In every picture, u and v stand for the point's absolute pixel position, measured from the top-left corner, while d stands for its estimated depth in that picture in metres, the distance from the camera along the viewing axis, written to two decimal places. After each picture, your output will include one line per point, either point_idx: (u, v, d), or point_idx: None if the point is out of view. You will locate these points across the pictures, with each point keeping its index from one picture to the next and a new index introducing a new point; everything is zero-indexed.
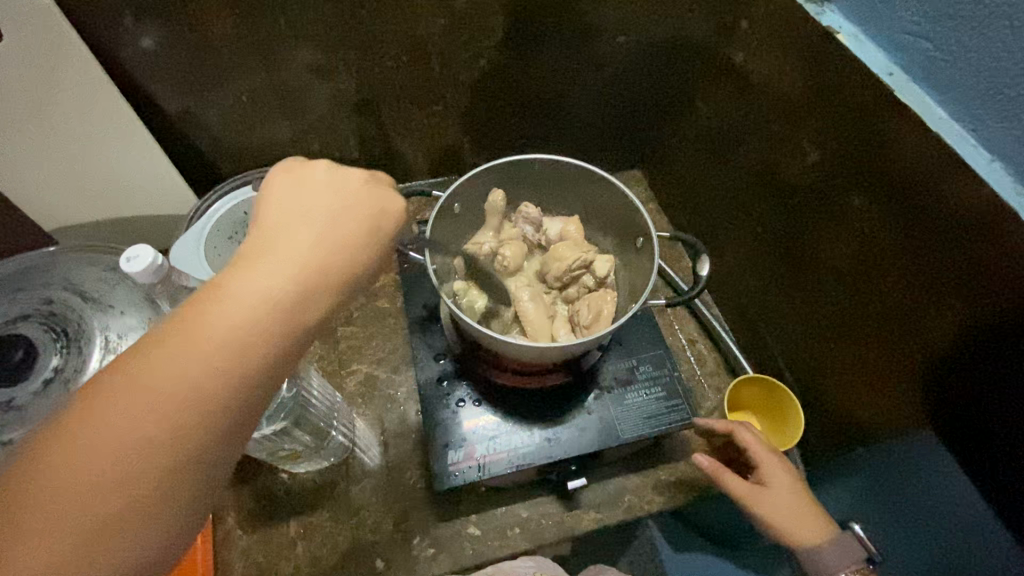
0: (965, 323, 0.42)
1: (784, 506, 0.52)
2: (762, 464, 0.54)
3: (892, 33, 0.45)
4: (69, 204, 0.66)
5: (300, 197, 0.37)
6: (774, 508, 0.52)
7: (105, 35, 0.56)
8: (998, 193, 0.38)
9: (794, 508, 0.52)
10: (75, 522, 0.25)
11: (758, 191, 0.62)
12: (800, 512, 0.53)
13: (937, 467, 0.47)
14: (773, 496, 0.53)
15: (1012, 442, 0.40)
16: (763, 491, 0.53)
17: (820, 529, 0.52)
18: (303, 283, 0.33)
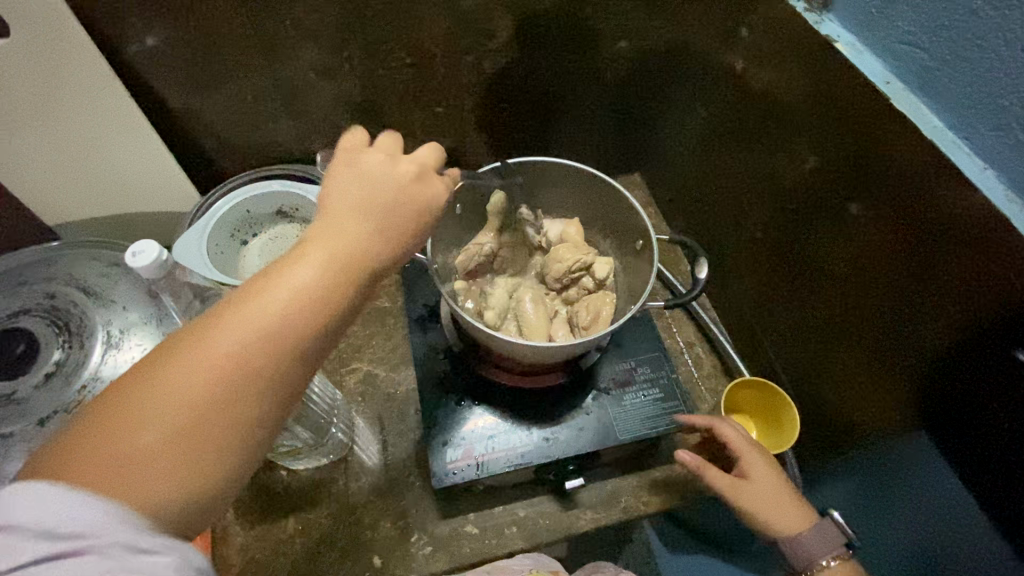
0: (958, 328, 0.43)
1: (765, 499, 0.53)
2: (744, 458, 0.55)
3: (889, 42, 0.45)
4: (72, 200, 0.66)
5: (354, 184, 0.37)
6: (754, 500, 0.53)
7: (113, 32, 0.57)
8: (991, 201, 0.39)
9: (775, 499, 0.53)
10: (117, 489, 0.26)
11: (756, 195, 0.63)
12: (781, 505, 0.53)
13: (930, 471, 0.47)
14: (754, 489, 0.53)
15: (1003, 446, 0.41)
16: (744, 482, 0.53)
17: (802, 521, 0.53)
18: (340, 272, 0.33)
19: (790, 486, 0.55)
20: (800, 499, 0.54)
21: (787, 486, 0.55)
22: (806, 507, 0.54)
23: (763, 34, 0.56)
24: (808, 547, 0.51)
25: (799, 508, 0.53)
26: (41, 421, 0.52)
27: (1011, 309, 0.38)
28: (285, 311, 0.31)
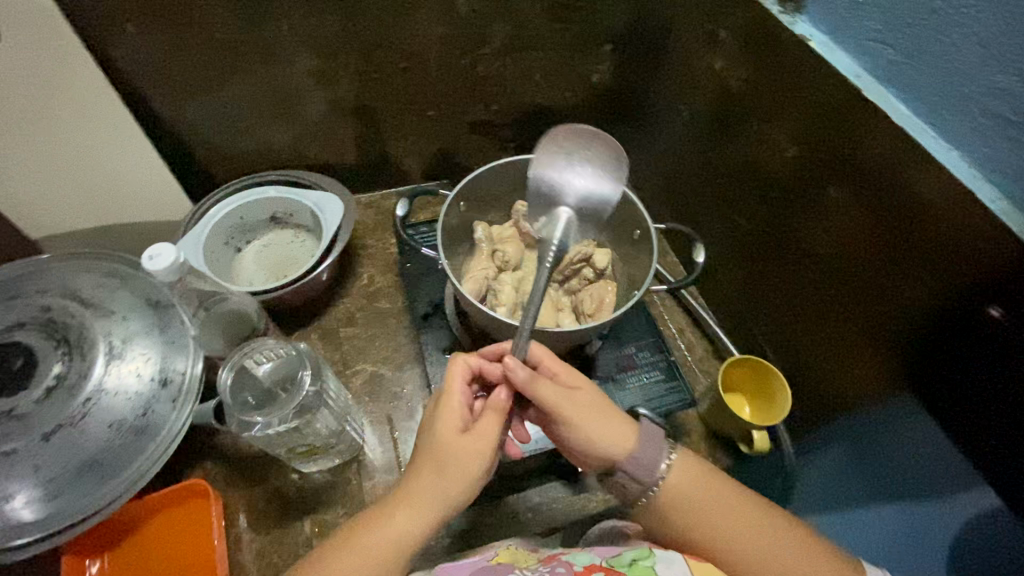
0: (935, 294, 0.47)
1: (602, 428, 0.46)
2: (575, 395, 0.47)
3: (857, 40, 0.50)
4: (60, 212, 0.64)
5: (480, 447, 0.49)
6: (590, 432, 0.46)
7: (107, 39, 0.56)
8: (958, 177, 0.43)
9: (605, 430, 0.46)
10: None
11: (738, 185, 0.67)
12: (644, 445, 0.47)
13: (920, 431, 0.51)
14: (574, 419, 0.46)
15: (981, 396, 0.45)
16: (587, 426, 0.46)
17: (702, 483, 0.48)
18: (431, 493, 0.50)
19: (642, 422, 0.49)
20: (636, 434, 0.48)
21: (647, 429, 0.48)
22: (634, 430, 0.47)
23: (739, 35, 0.60)
24: (711, 503, 0.47)
25: (627, 437, 0.47)
26: (46, 436, 0.51)
27: (980, 273, 0.43)
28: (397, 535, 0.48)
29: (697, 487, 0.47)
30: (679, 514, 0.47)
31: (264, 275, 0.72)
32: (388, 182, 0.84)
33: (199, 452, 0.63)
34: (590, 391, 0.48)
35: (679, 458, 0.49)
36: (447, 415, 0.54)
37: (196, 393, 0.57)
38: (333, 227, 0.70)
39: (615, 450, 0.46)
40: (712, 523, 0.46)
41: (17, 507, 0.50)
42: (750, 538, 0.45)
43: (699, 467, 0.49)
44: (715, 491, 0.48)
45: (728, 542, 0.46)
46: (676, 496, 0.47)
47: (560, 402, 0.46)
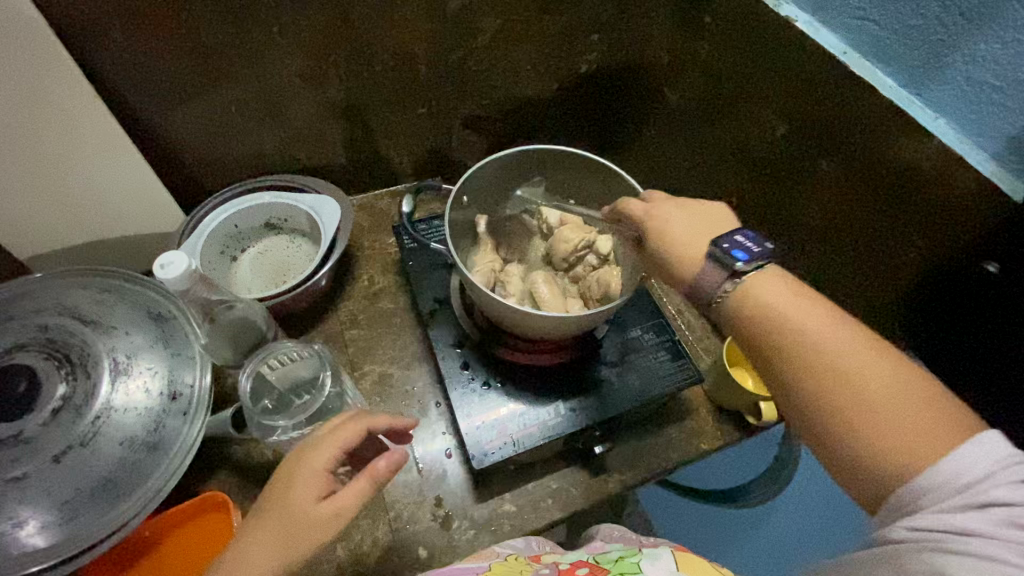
0: (931, 254, 0.50)
1: (682, 223, 0.48)
2: (681, 207, 0.49)
3: (842, 18, 0.52)
4: (48, 229, 0.62)
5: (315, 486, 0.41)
6: (676, 230, 0.48)
7: (91, 48, 0.55)
8: (947, 143, 0.46)
9: (692, 230, 0.47)
10: None
11: (729, 165, 0.69)
12: (707, 242, 0.46)
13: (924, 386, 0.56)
14: (676, 208, 0.49)
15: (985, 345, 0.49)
16: (671, 226, 0.48)
17: (801, 296, 0.41)
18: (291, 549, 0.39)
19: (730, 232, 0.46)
20: (704, 266, 0.45)
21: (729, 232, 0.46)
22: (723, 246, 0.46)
23: (725, 19, 0.62)
24: (781, 307, 0.40)
25: (698, 261, 0.46)
26: (56, 458, 0.49)
27: (972, 233, 0.46)
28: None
29: (784, 288, 0.41)
30: (755, 310, 0.41)
31: (262, 282, 0.71)
32: (379, 182, 0.84)
33: (211, 464, 0.62)
34: (695, 208, 0.49)
35: (769, 268, 0.42)
36: (305, 469, 0.41)
37: (206, 405, 0.56)
38: (332, 230, 0.69)
39: (689, 247, 0.47)
40: (801, 329, 0.39)
41: (29, 534, 0.48)
42: (832, 374, 0.36)
43: (789, 283, 0.42)
44: (802, 302, 0.40)
45: (791, 314, 0.39)
46: (754, 301, 0.41)
47: (667, 219, 0.49)
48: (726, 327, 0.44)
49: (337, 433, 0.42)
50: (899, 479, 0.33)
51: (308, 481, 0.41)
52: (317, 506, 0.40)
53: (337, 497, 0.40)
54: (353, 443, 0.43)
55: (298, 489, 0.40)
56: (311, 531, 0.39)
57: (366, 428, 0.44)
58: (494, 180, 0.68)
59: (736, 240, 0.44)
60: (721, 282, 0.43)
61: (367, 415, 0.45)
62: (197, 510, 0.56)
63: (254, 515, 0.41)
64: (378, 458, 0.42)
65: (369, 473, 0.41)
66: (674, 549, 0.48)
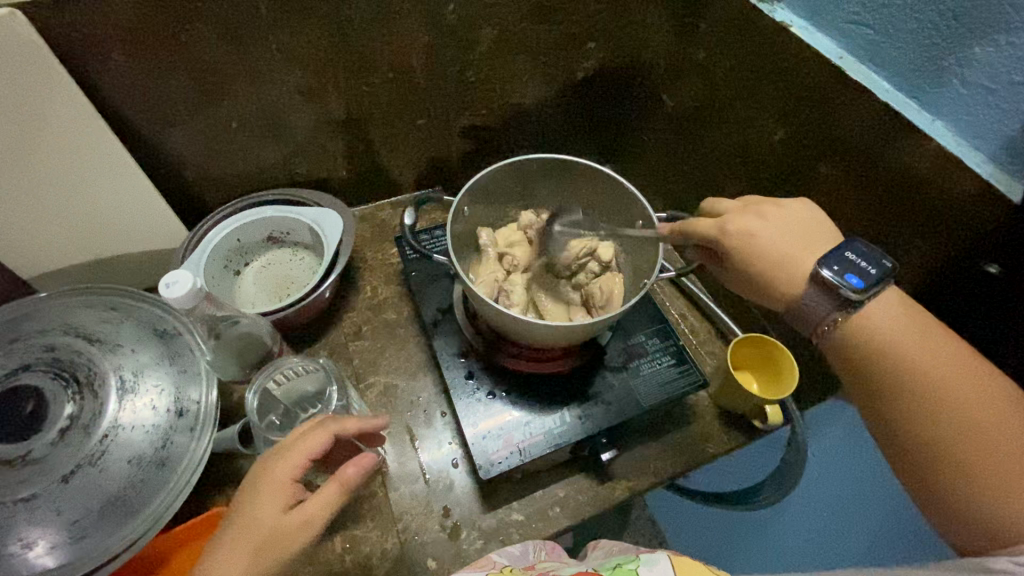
0: (932, 255, 0.50)
1: (779, 236, 0.48)
2: (775, 214, 0.49)
3: (836, 23, 0.53)
4: (52, 249, 0.63)
5: (281, 487, 0.43)
6: (762, 242, 0.48)
7: (91, 69, 0.55)
8: (943, 145, 0.46)
9: (778, 242, 0.47)
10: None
11: (728, 170, 0.69)
12: (815, 257, 0.46)
13: None
14: (756, 218, 0.49)
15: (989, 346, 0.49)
16: (759, 236, 0.48)
17: (903, 320, 0.44)
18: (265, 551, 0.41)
19: (836, 247, 0.46)
20: (811, 290, 0.45)
21: (836, 248, 0.45)
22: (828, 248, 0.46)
23: (721, 25, 0.62)
24: (904, 339, 0.43)
25: (796, 283, 0.46)
26: (64, 478, 0.49)
27: (972, 234, 0.46)
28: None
29: (895, 317, 0.44)
30: (868, 342, 0.44)
31: (266, 295, 0.72)
32: (381, 193, 0.84)
33: (218, 479, 0.62)
34: (784, 222, 0.48)
35: (882, 291, 0.44)
36: (270, 480, 0.43)
37: (213, 421, 0.57)
38: (335, 243, 0.69)
39: (795, 263, 0.47)
40: (908, 360, 0.42)
41: (38, 555, 0.48)
42: (975, 420, 0.39)
43: (906, 313, 0.44)
44: (929, 341, 0.42)
45: (919, 358, 0.42)
46: (860, 337, 0.44)
47: (751, 224, 0.49)
48: (831, 356, 0.46)
49: (303, 443, 0.44)
50: (1010, 523, 0.36)
51: (275, 491, 0.43)
52: (285, 516, 0.42)
53: (305, 508, 0.42)
54: (321, 452, 0.45)
55: (265, 501, 0.42)
56: (280, 541, 0.41)
57: (332, 437, 0.46)
58: (495, 190, 0.68)
59: (847, 260, 0.44)
60: (831, 309, 0.45)
61: (336, 423, 0.47)
62: (200, 529, 0.56)
63: (224, 528, 0.43)
64: (347, 466, 0.44)
65: (338, 480, 0.44)
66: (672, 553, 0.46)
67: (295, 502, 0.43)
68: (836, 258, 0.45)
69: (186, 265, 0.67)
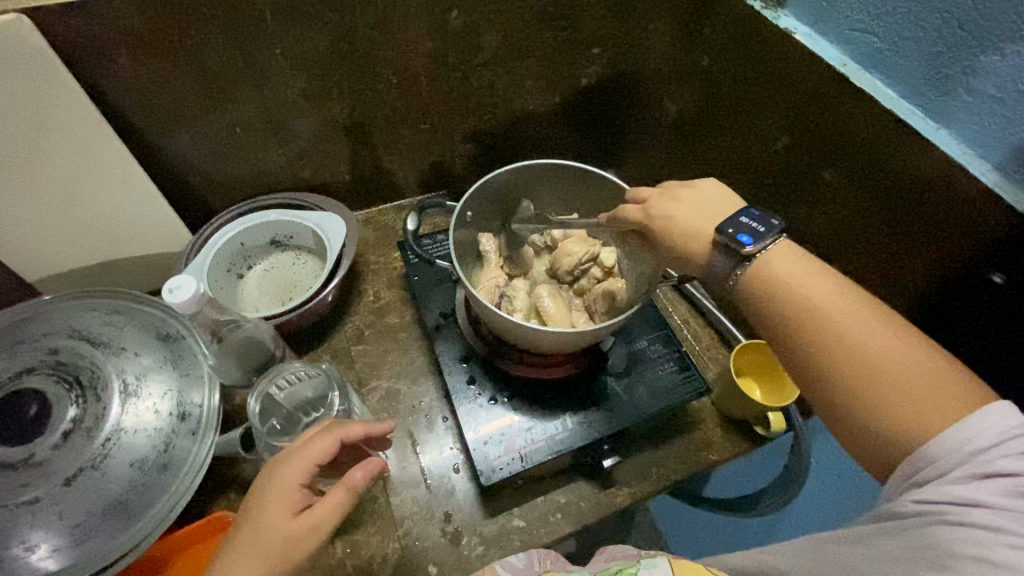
0: (937, 264, 0.50)
1: (685, 207, 0.49)
2: (684, 192, 0.51)
3: (841, 31, 0.53)
4: (56, 251, 0.63)
5: (287, 494, 0.42)
6: (677, 218, 0.49)
7: (97, 74, 0.56)
8: (948, 153, 0.46)
9: (693, 215, 0.49)
10: None
11: (732, 176, 0.69)
12: (713, 224, 0.47)
13: None
14: (671, 200, 0.51)
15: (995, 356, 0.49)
16: (674, 211, 0.50)
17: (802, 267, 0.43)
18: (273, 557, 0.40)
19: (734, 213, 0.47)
20: (716, 254, 0.47)
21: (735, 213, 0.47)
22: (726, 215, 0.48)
23: (725, 32, 0.62)
24: (807, 281, 0.42)
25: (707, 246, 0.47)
26: (67, 481, 0.49)
27: (975, 243, 0.46)
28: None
29: (791, 263, 0.43)
30: (768, 286, 0.43)
31: (269, 299, 0.72)
32: (384, 197, 0.84)
33: (220, 484, 0.62)
34: (700, 193, 0.50)
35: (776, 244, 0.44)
36: (276, 485, 0.43)
37: (215, 425, 0.57)
38: (338, 247, 0.70)
39: (701, 231, 0.48)
40: (809, 299, 0.41)
41: (41, 558, 0.48)
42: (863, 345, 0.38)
43: (798, 255, 0.44)
44: (811, 276, 0.42)
45: (794, 290, 0.42)
46: (768, 277, 0.43)
47: (668, 205, 0.50)
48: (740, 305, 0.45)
49: (309, 449, 0.44)
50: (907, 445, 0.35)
51: (283, 497, 0.42)
52: (293, 523, 0.41)
53: (313, 514, 0.42)
54: (327, 457, 0.44)
55: (272, 506, 0.42)
56: (288, 546, 0.41)
57: (338, 442, 0.45)
58: (498, 196, 0.68)
59: (740, 223, 0.46)
60: (730, 270, 0.46)
61: (341, 427, 0.46)
62: (200, 534, 0.56)
63: (234, 532, 0.42)
64: (355, 470, 0.44)
65: (346, 485, 0.43)
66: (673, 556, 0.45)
67: (303, 508, 0.43)
68: (731, 222, 0.46)
69: (189, 269, 0.67)
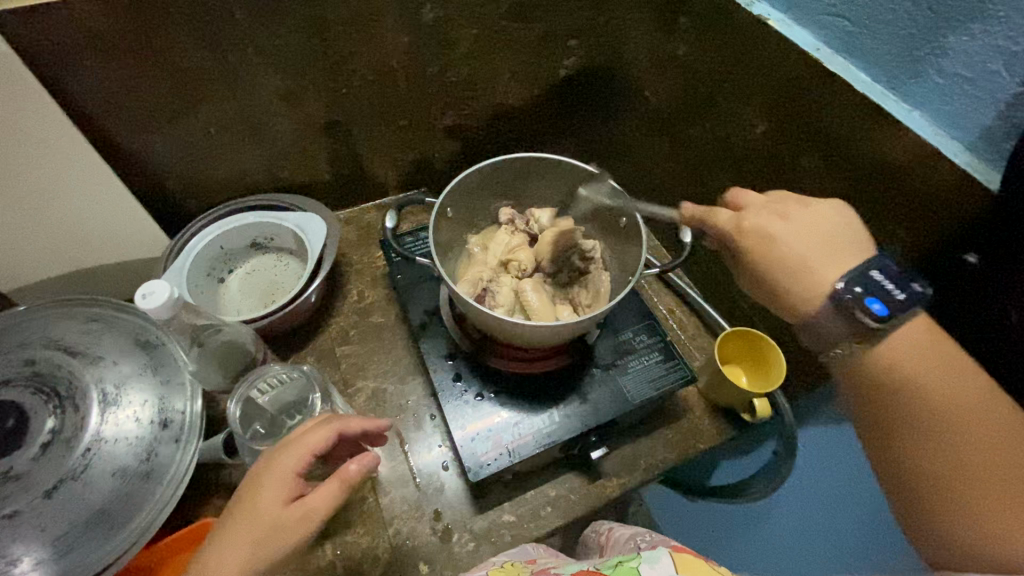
0: (912, 247, 0.50)
1: (798, 233, 0.45)
2: (800, 214, 0.46)
3: (814, 15, 0.53)
4: (30, 261, 0.62)
5: (282, 479, 0.42)
6: (782, 250, 0.45)
7: (63, 79, 0.54)
8: (921, 135, 0.46)
9: (804, 240, 0.45)
10: None
11: (713, 163, 0.69)
12: (835, 270, 0.43)
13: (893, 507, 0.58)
14: (777, 219, 0.47)
15: None
16: (777, 237, 0.46)
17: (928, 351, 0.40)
18: (267, 542, 0.40)
19: (865, 262, 0.43)
20: (831, 312, 0.43)
21: (865, 264, 0.42)
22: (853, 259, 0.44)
23: (699, 20, 0.62)
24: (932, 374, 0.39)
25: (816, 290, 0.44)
26: (47, 494, 0.49)
27: (945, 221, 0.47)
28: (228, 565, 0.39)
29: (915, 361, 0.40)
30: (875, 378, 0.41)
31: (252, 302, 0.71)
32: (365, 195, 0.84)
33: (206, 489, 0.61)
34: (821, 227, 0.45)
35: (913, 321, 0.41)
36: (274, 471, 0.42)
37: (198, 430, 0.56)
38: (319, 248, 0.69)
39: (811, 270, 0.44)
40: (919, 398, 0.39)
41: (24, 571, 0.47)
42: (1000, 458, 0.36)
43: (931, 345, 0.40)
44: (948, 371, 0.39)
45: (929, 388, 0.39)
46: (866, 369, 0.42)
47: (770, 225, 0.46)
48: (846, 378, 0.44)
49: (307, 437, 0.44)
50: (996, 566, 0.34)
51: (278, 482, 0.42)
52: (285, 510, 0.41)
53: (306, 500, 0.41)
54: (323, 447, 0.44)
55: (267, 491, 0.42)
56: (277, 532, 0.40)
57: (335, 434, 0.45)
58: (478, 191, 0.68)
59: (873, 282, 0.41)
60: (844, 334, 0.42)
61: (341, 420, 0.46)
62: (187, 540, 0.55)
63: (230, 512, 0.43)
64: (350, 462, 0.43)
65: (338, 476, 0.42)
66: (674, 550, 0.47)
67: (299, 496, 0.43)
68: (859, 277, 0.42)
69: (166, 276, 0.66)
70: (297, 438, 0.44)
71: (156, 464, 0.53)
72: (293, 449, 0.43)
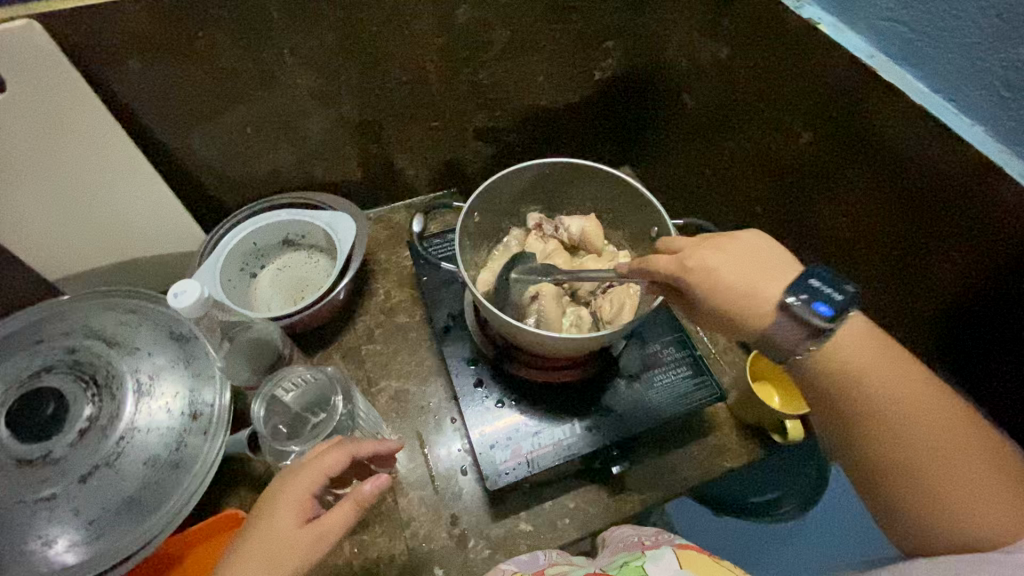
0: (967, 273, 0.47)
1: (731, 264, 0.45)
2: (729, 249, 0.47)
3: (868, 20, 0.49)
4: (74, 252, 0.65)
5: (295, 503, 0.43)
6: (723, 279, 0.45)
7: (105, 75, 0.56)
8: (983, 153, 0.43)
9: (739, 271, 0.45)
10: None
11: (753, 172, 0.66)
12: (777, 287, 0.44)
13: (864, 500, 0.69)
14: (712, 251, 0.47)
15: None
16: (716, 272, 0.46)
17: (868, 348, 0.43)
18: (278, 566, 0.41)
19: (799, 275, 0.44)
20: (777, 320, 0.43)
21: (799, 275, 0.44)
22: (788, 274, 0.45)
23: (743, 24, 0.59)
24: (881, 379, 0.42)
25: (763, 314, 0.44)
26: (82, 479, 0.51)
27: (998, 244, 0.44)
28: None
29: (860, 359, 0.42)
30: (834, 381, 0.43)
31: (281, 298, 0.72)
32: (396, 195, 0.84)
33: (232, 480, 0.63)
34: (737, 253, 0.46)
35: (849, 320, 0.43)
36: (288, 494, 0.43)
37: (226, 423, 0.57)
38: (348, 247, 0.69)
39: (758, 291, 0.44)
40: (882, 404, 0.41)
41: (59, 552, 0.49)
42: (947, 453, 0.40)
43: (872, 333, 0.43)
44: (889, 372, 0.42)
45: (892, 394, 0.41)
46: (833, 372, 0.43)
47: (706, 258, 0.47)
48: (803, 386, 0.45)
49: (320, 460, 0.44)
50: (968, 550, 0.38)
51: (294, 504, 0.43)
52: (301, 530, 0.42)
53: (320, 521, 0.42)
54: (337, 470, 0.45)
55: (282, 513, 0.42)
56: (293, 553, 0.41)
57: (349, 457, 0.46)
58: (507, 195, 0.67)
59: (811, 289, 0.43)
60: (801, 340, 0.43)
61: (353, 443, 0.47)
62: (217, 529, 0.57)
63: (243, 535, 0.43)
64: (363, 483, 0.44)
65: (353, 498, 0.44)
66: (676, 546, 0.49)
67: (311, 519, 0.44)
68: (800, 286, 0.43)
69: (198, 272, 0.67)
70: (309, 464, 0.45)
71: (183, 456, 0.54)
72: (307, 473, 0.44)
